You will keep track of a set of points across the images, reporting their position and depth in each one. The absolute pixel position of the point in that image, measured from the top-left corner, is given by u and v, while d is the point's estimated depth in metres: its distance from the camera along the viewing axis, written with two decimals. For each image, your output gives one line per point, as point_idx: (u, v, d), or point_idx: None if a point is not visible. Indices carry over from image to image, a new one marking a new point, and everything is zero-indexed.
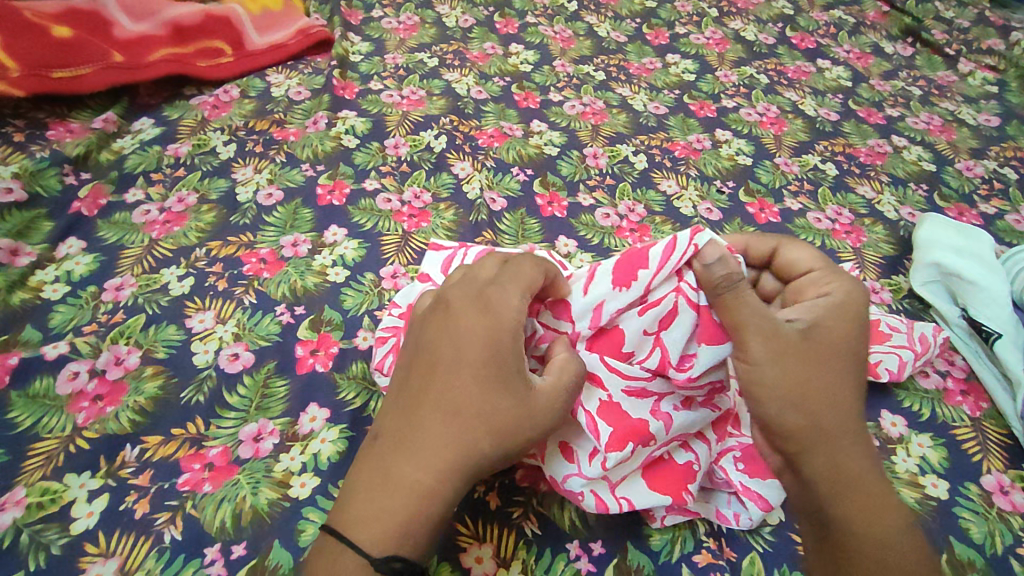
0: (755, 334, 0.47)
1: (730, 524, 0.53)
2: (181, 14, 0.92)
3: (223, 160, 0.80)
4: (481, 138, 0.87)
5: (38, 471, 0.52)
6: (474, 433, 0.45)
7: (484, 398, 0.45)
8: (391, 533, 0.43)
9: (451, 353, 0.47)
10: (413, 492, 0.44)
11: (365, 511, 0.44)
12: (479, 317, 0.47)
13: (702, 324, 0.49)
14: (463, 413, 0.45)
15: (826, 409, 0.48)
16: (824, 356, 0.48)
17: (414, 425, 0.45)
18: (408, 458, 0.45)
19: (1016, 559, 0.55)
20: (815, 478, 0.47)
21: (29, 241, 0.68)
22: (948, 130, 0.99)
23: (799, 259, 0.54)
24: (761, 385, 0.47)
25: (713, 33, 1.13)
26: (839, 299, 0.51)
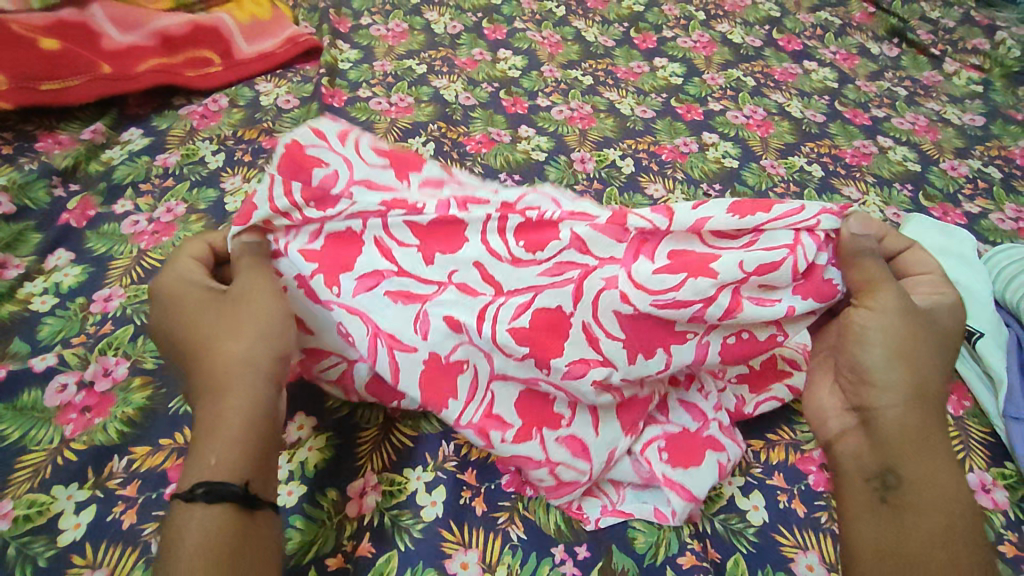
0: (879, 292, 0.51)
1: (667, 520, 0.53)
2: (169, 25, 0.93)
3: (212, 169, 0.81)
4: (470, 145, 0.88)
5: (25, 483, 0.52)
6: (229, 351, 0.49)
7: (222, 328, 0.50)
8: (224, 455, 0.44)
9: (184, 331, 0.51)
10: (215, 422, 0.46)
11: (193, 460, 0.45)
12: (181, 303, 0.52)
13: (810, 279, 0.51)
14: (219, 351, 0.49)
15: (929, 381, 0.49)
16: (933, 337, 0.51)
17: (210, 380, 0.48)
18: (206, 405, 0.47)
19: (997, 556, 0.55)
20: (894, 435, 0.48)
21: (17, 254, 0.68)
22: (933, 130, 0.99)
23: (927, 262, 0.56)
24: (870, 334, 0.50)
25: (700, 36, 1.13)
26: (953, 302, 0.53)
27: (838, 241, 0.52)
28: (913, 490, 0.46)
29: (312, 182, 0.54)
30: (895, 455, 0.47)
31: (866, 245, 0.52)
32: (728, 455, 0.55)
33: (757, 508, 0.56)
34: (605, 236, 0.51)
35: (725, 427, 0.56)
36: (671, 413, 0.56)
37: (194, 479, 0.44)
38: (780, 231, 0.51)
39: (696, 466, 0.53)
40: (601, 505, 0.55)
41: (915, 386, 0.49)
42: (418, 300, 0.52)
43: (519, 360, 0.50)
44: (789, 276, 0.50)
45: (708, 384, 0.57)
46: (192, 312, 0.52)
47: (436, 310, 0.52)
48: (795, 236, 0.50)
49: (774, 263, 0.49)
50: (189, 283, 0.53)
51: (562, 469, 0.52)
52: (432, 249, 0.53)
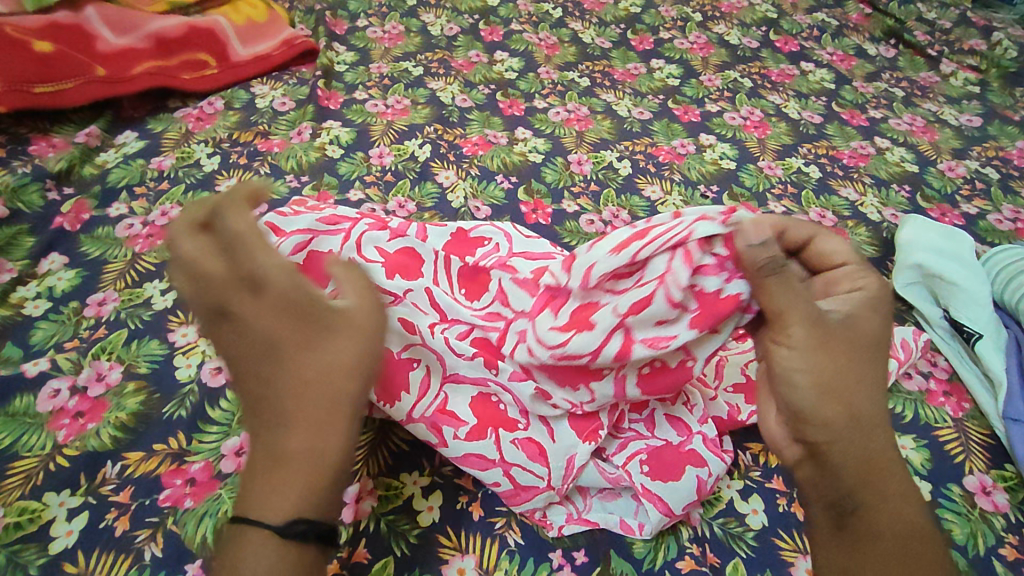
0: (799, 317, 0.43)
1: (634, 534, 0.53)
2: (164, 27, 0.92)
3: (207, 172, 0.80)
4: (466, 147, 0.87)
5: (17, 491, 0.52)
6: (337, 378, 0.42)
7: (322, 351, 0.42)
8: (308, 499, 0.40)
9: (261, 326, 0.42)
10: (306, 460, 0.41)
11: (265, 496, 0.40)
12: (249, 294, 0.42)
13: (705, 308, 0.45)
14: (322, 372, 0.42)
15: (864, 396, 0.44)
16: (860, 348, 0.45)
17: (299, 403, 0.42)
18: (276, 432, 0.41)
19: (998, 559, 0.55)
20: (842, 465, 0.43)
21: (10, 257, 0.68)
22: (931, 130, 0.99)
23: (833, 251, 0.48)
24: (799, 370, 0.43)
25: (697, 38, 1.13)
26: (872, 298, 0.46)
27: (735, 248, 0.44)
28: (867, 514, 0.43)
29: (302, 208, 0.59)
30: (845, 485, 0.43)
31: (766, 259, 0.43)
32: (709, 471, 0.54)
33: (756, 511, 0.56)
34: (523, 292, 0.52)
35: (710, 441, 0.55)
36: (658, 427, 0.55)
37: (291, 513, 0.39)
38: (658, 256, 0.45)
39: (674, 481, 0.52)
40: (565, 513, 0.53)
41: (850, 411, 0.43)
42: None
43: (468, 359, 0.51)
44: (671, 310, 0.45)
45: (693, 397, 0.57)
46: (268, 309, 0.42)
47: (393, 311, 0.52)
48: (669, 262, 0.45)
49: (646, 299, 0.45)
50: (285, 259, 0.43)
51: (517, 471, 0.51)
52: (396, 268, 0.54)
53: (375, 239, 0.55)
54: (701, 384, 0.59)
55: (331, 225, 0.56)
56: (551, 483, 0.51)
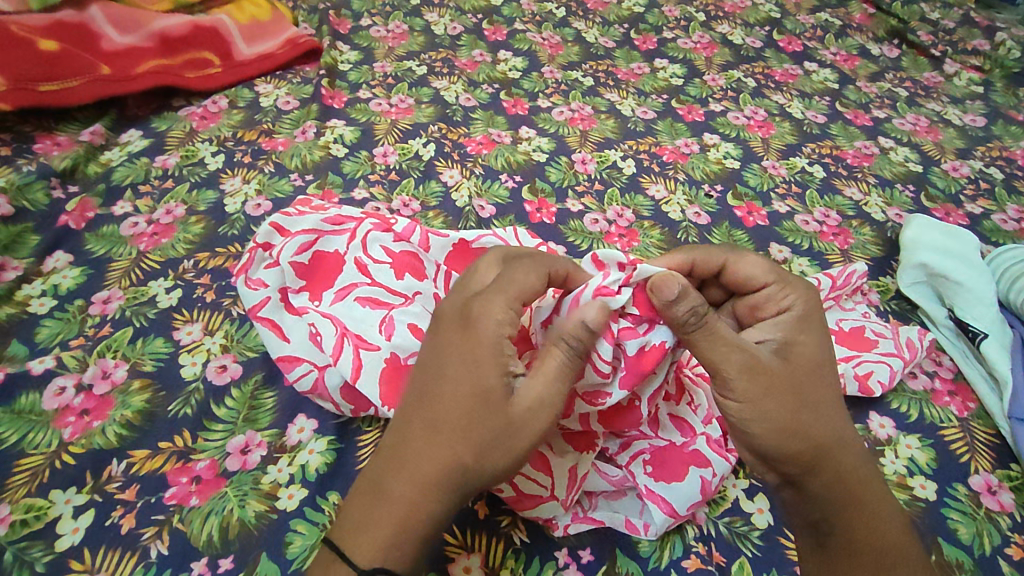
0: (739, 365, 0.46)
1: (639, 534, 0.53)
2: (169, 26, 0.92)
3: (211, 171, 0.80)
4: (470, 146, 0.87)
5: (23, 488, 0.52)
6: (463, 452, 0.43)
7: (470, 421, 0.44)
8: (381, 547, 0.42)
9: (437, 374, 0.45)
10: (402, 508, 0.42)
11: (356, 520, 0.43)
12: (462, 334, 0.46)
13: (632, 369, 0.49)
14: (453, 443, 0.43)
15: (821, 420, 0.47)
16: (806, 376, 0.48)
17: (426, 459, 0.43)
18: (391, 467, 0.44)
19: (1004, 559, 0.55)
20: (817, 492, 0.47)
21: (16, 255, 0.68)
22: (935, 130, 0.99)
23: (752, 274, 0.53)
24: (751, 419, 0.46)
25: (700, 37, 1.13)
26: (798, 316, 0.50)
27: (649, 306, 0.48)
28: (846, 528, 0.47)
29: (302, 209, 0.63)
30: (821, 505, 0.47)
31: (682, 315, 0.46)
32: (713, 471, 0.53)
33: (761, 510, 0.56)
34: None
35: (714, 440, 0.55)
36: (662, 426, 0.55)
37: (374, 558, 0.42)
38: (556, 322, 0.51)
39: (679, 482, 0.53)
40: (571, 513, 0.53)
41: (810, 441, 0.46)
42: (387, 307, 0.56)
43: None
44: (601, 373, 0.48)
45: (698, 396, 0.57)
46: (456, 355, 0.45)
47: (400, 317, 0.55)
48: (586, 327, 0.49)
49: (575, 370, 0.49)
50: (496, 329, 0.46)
51: (522, 479, 0.51)
52: (402, 268, 0.58)
53: (380, 239, 0.59)
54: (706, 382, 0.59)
55: (335, 226, 0.60)
56: (556, 492, 0.51)
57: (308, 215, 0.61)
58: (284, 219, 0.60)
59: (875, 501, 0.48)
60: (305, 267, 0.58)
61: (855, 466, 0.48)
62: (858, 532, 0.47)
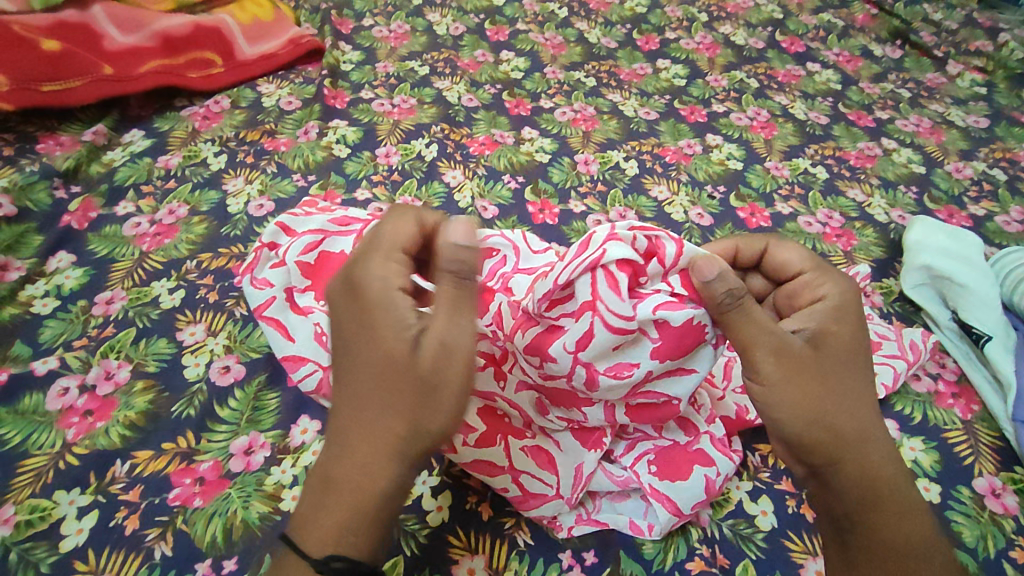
0: (769, 350, 0.45)
1: (643, 535, 0.53)
2: (171, 26, 0.92)
3: (214, 171, 0.80)
4: (472, 147, 0.87)
5: (26, 489, 0.52)
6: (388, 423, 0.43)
7: (384, 387, 0.43)
8: (332, 534, 0.42)
9: (341, 352, 0.45)
10: (342, 491, 0.43)
11: (306, 512, 0.43)
12: (350, 307, 0.45)
13: (665, 339, 0.46)
14: (372, 412, 0.43)
15: (850, 413, 0.46)
16: (833, 366, 0.47)
17: (350, 434, 0.43)
18: (328, 454, 0.44)
19: (1008, 561, 0.55)
20: (841, 485, 0.47)
21: (19, 256, 0.68)
22: (938, 132, 0.99)
23: (790, 260, 0.52)
24: (776, 407, 0.46)
25: (703, 38, 1.13)
26: (834, 303, 0.49)
27: (692, 285, 0.47)
28: (872, 527, 0.47)
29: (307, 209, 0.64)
30: (846, 502, 0.47)
31: (722, 292, 0.45)
32: (717, 470, 0.53)
33: (765, 512, 0.56)
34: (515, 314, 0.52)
35: (718, 439, 0.55)
36: (667, 427, 0.55)
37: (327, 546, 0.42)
38: (580, 277, 0.45)
39: (683, 480, 0.53)
40: (575, 514, 0.53)
41: (833, 433, 0.46)
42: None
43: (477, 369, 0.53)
44: (614, 338, 0.45)
45: (701, 397, 0.57)
46: (354, 329, 0.44)
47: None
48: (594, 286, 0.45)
49: (587, 335, 0.45)
50: (377, 292, 0.44)
51: (527, 478, 0.52)
52: None
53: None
54: (707, 383, 0.59)
55: (341, 227, 0.60)
56: (561, 491, 0.52)
57: (314, 216, 0.61)
58: (290, 218, 0.61)
59: (903, 500, 0.47)
60: (310, 267, 0.58)
61: (882, 463, 0.47)
62: (884, 532, 0.46)
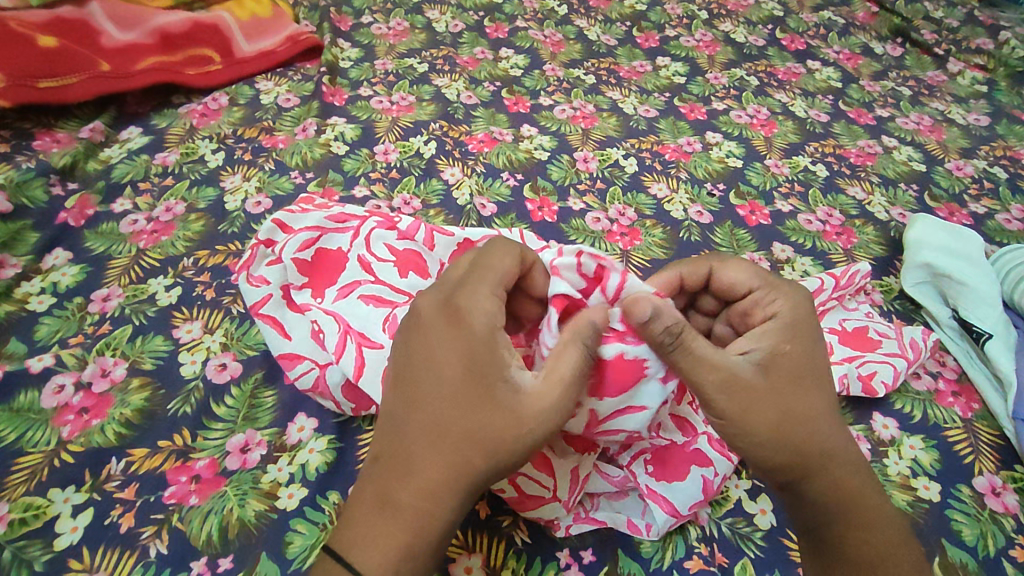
0: (717, 381, 0.46)
1: (640, 534, 0.53)
2: (169, 22, 0.92)
3: (211, 168, 0.80)
4: (471, 144, 0.87)
5: (21, 486, 0.52)
6: (472, 456, 0.43)
7: (475, 419, 0.43)
8: (390, 558, 0.42)
9: (429, 374, 0.45)
10: (409, 516, 0.42)
11: (361, 530, 0.43)
12: (448, 331, 0.45)
13: (604, 378, 0.48)
14: (455, 441, 0.43)
15: (811, 432, 0.47)
16: (787, 387, 0.47)
17: (424, 460, 0.43)
18: (398, 476, 0.43)
19: (1008, 560, 0.55)
20: (812, 500, 0.47)
21: (15, 253, 0.67)
22: (938, 130, 0.99)
23: (737, 281, 0.53)
24: (739, 434, 0.46)
25: (703, 36, 1.13)
26: (785, 322, 0.49)
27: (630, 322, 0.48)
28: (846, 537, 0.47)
29: (304, 206, 0.63)
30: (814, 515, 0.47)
31: (659, 330, 0.46)
32: (715, 471, 0.53)
33: (764, 511, 0.56)
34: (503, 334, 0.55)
35: (717, 440, 0.55)
36: (664, 427, 0.54)
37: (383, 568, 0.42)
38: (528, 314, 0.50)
39: (680, 480, 0.52)
40: (573, 514, 0.52)
41: (799, 453, 0.46)
42: (390, 305, 0.55)
43: None
44: None
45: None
46: (449, 355, 0.45)
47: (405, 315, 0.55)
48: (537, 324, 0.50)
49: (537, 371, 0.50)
50: (481, 324, 0.45)
51: (523, 479, 0.51)
52: (406, 266, 0.58)
53: (383, 237, 0.58)
54: None
55: (339, 223, 0.60)
56: (558, 493, 0.51)
57: (312, 213, 0.61)
58: (287, 214, 0.60)
59: (871, 507, 0.48)
60: (308, 264, 0.58)
61: (848, 474, 0.47)
62: (854, 542, 0.47)
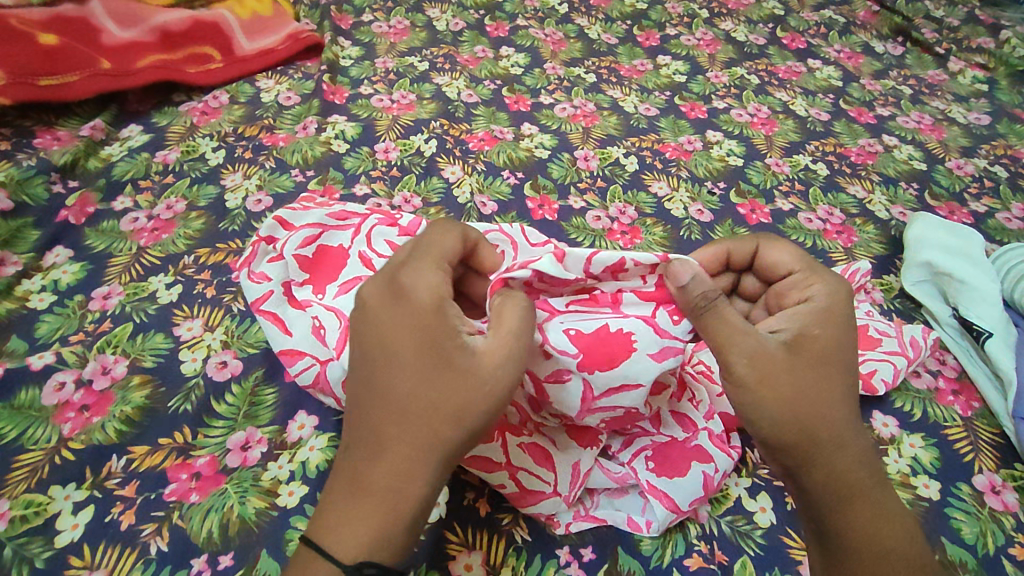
0: (744, 350, 0.47)
1: (641, 531, 0.53)
2: (169, 21, 0.92)
3: (212, 166, 0.80)
4: (471, 142, 0.87)
5: (22, 484, 0.52)
6: (433, 425, 0.43)
7: (432, 388, 0.44)
8: (365, 537, 0.42)
9: (383, 353, 0.45)
10: (376, 494, 0.42)
11: (335, 518, 0.43)
12: (397, 312, 0.46)
13: (592, 350, 0.49)
14: (415, 412, 0.43)
15: (823, 415, 0.47)
16: (807, 370, 0.47)
17: (388, 436, 0.43)
18: (364, 457, 0.44)
19: (1008, 558, 0.55)
20: (815, 487, 0.47)
21: (16, 250, 0.67)
22: (939, 129, 0.99)
23: (780, 262, 0.54)
24: (752, 407, 0.46)
25: (703, 34, 1.13)
26: (821, 307, 0.50)
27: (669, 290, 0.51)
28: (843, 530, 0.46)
29: (305, 204, 0.63)
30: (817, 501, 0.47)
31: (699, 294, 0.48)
32: (715, 467, 0.53)
33: (764, 509, 0.56)
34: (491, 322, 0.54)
35: (717, 436, 0.55)
36: (664, 423, 0.56)
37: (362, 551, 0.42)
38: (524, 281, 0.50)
39: (680, 477, 0.52)
40: (573, 511, 0.53)
41: (810, 435, 0.46)
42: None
43: None
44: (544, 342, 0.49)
45: (699, 392, 0.56)
46: (398, 331, 0.45)
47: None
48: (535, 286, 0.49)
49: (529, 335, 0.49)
50: (425, 298, 0.46)
51: (524, 475, 0.51)
52: None
53: (385, 234, 0.59)
54: (707, 379, 0.58)
55: (340, 220, 0.60)
56: (558, 489, 0.51)
57: (312, 210, 0.61)
58: (286, 211, 0.60)
59: (872, 502, 0.47)
60: (308, 260, 0.58)
61: (854, 468, 0.47)
62: (851, 534, 0.46)
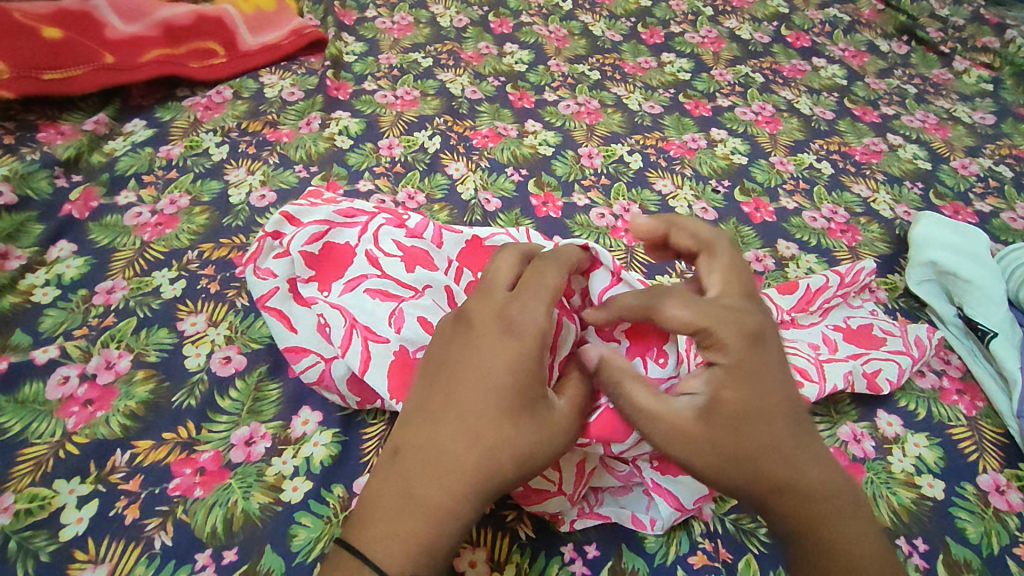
0: (653, 427, 0.44)
1: (645, 529, 0.53)
2: (173, 15, 0.92)
3: (215, 161, 0.80)
4: (476, 139, 0.87)
5: (26, 478, 0.52)
6: (504, 459, 0.43)
7: (509, 421, 0.43)
8: (411, 557, 0.40)
9: (468, 373, 0.44)
10: (433, 513, 0.41)
11: (380, 528, 0.41)
12: (495, 336, 0.45)
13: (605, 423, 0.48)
14: (488, 444, 0.43)
15: (757, 472, 0.43)
16: (728, 430, 0.43)
17: (456, 458, 0.42)
18: (425, 472, 0.42)
19: (1013, 558, 0.55)
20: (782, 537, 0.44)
21: (19, 244, 0.67)
22: (944, 128, 0.99)
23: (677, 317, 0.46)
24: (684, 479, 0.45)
25: (708, 32, 1.12)
26: (728, 360, 0.45)
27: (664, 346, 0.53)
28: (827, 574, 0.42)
29: (315, 200, 0.63)
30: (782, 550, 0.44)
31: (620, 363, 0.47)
32: None
33: None
34: None
35: None
36: None
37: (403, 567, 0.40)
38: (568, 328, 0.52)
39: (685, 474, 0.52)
40: (578, 508, 0.53)
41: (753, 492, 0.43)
42: (395, 299, 0.55)
43: None
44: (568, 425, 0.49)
45: None
46: (487, 354, 0.44)
47: (411, 310, 0.54)
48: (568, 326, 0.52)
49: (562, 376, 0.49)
50: (531, 327, 0.45)
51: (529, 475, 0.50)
52: (412, 261, 0.57)
53: (392, 234, 0.59)
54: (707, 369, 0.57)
55: (347, 218, 0.61)
56: (563, 488, 0.51)
57: (321, 207, 0.61)
58: (295, 207, 0.60)
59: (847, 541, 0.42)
60: (314, 257, 0.58)
61: (813, 511, 0.43)
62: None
